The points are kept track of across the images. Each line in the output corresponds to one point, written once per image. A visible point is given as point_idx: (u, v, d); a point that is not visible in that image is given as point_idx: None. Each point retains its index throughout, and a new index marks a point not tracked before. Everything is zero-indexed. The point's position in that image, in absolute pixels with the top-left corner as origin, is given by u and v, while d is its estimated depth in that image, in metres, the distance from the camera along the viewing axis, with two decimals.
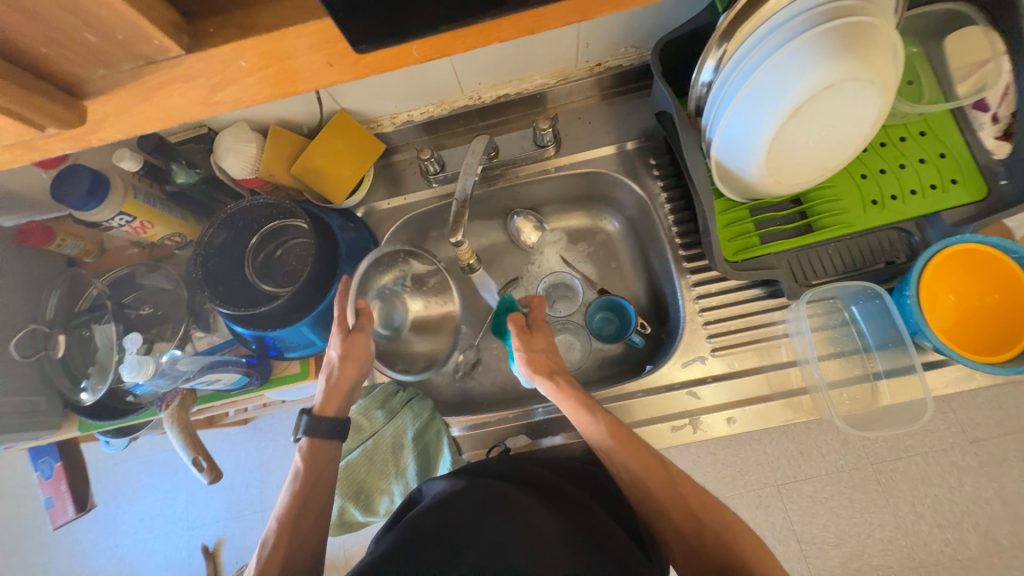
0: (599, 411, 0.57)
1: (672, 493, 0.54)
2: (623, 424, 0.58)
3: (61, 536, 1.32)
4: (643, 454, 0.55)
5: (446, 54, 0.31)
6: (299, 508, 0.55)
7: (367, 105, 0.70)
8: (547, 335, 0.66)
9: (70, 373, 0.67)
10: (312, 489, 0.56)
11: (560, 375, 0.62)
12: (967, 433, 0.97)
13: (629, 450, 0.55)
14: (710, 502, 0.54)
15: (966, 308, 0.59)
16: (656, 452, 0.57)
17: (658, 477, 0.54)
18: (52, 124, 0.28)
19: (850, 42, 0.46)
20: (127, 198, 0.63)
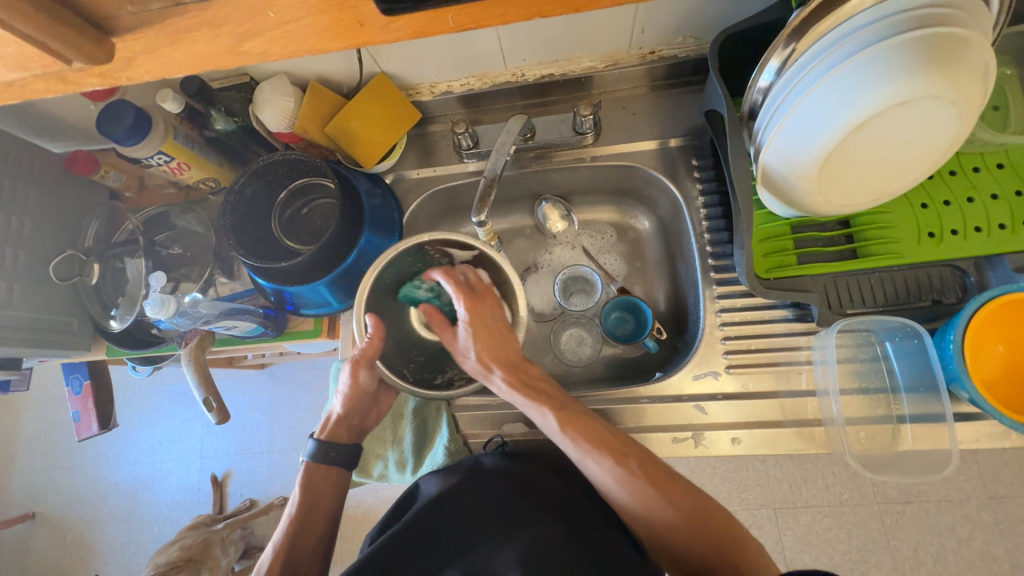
0: (552, 411, 0.55)
1: (636, 488, 0.51)
2: (581, 416, 0.56)
3: (86, 447, 1.43)
4: (600, 449, 0.53)
5: (482, 25, 0.30)
6: (301, 523, 0.60)
7: (407, 70, 0.68)
8: (488, 315, 0.60)
9: (102, 300, 0.71)
10: (304, 516, 0.61)
11: (505, 368, 0.58)
12: (989, 488, 0.91)
13: (587, 445, 0.53)
14: (690, 503, 0.51)
15: (1015, 361, 0.54)
16: (621, 444, 0.53)
17: (618, 474, 0.52)
18: (79, 60, 0.30)
19: (936, 56, 0.42)
20: (167, 139, 0.64)
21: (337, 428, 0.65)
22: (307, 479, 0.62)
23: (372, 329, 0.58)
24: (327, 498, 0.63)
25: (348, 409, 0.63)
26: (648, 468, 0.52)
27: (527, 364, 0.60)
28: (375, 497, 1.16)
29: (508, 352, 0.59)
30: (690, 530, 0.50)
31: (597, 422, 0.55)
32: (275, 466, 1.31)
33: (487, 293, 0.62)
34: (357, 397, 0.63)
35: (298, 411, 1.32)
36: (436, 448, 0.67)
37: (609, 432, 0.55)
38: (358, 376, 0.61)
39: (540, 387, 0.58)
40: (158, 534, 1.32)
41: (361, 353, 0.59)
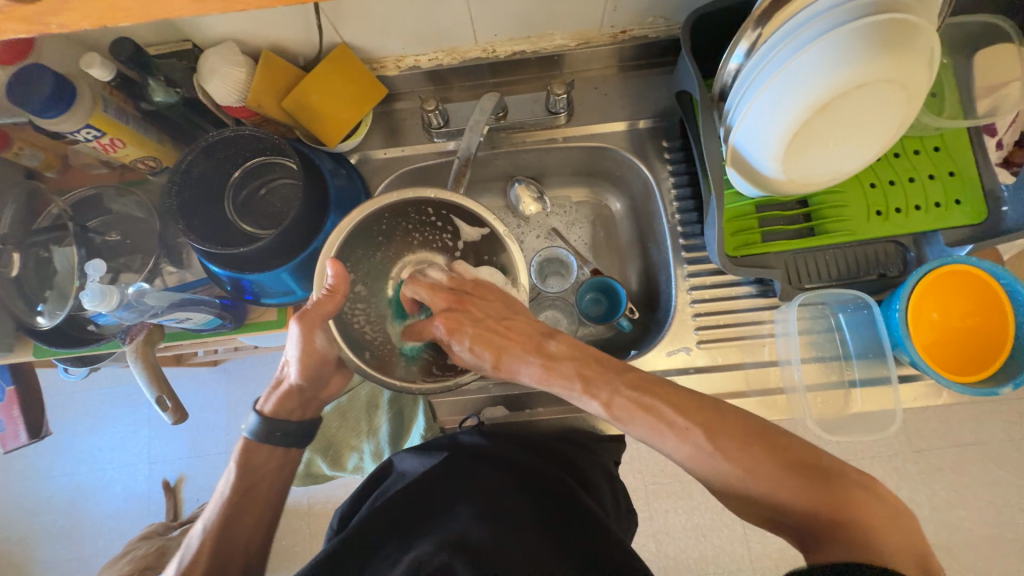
0: (591, 398, 0.52)
1: (706, 461, 0.47)
2: (634, 392, 0.50)
3: (12, 460, 1.28)
4: (661, 426, 0.48)
5: None
6: (230, 513, 0.57)
7: (371, 41, 0.64)
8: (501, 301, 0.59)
9: (25, 295, 0.63)
10: (243, 495, 0.58)
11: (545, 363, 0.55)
12: (913, 443, 1.02)
13: (647, 425, 0.49)
14: (777, 463, 0.45)
15: (948, 327, 0.60)
16: (681, 418, 0.48)
17: (686, 450, 0.48)
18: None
19: (892, 41, 0.44)
20: (96, 111, 0.57)
21: (284, 402, 0.60)
22: (246, 457, 0.59)
23: (336, 277, 0.53)
24: (269, 478, 0.60)
25: (304, 378, 0.58)
26: (716, 438, 0.47)
27: (547, 342, 0.56)
28: (345, 492, 1.13)
29: (529, 339, 0.57)
30: (784, 482, 0.45)
31: (649, 394, 0.50)
32: None
33: (474, 287, 0.62)
34: (313, 363, 0.57)
35: None
36: (412, 435, 0.67)
37: (662, 398, 0.49)
38: (311, 342, 0.54)
39: (562, 365, 0.54)
40: (104, 547, 1.22)
41: (314, 311, 0.53)
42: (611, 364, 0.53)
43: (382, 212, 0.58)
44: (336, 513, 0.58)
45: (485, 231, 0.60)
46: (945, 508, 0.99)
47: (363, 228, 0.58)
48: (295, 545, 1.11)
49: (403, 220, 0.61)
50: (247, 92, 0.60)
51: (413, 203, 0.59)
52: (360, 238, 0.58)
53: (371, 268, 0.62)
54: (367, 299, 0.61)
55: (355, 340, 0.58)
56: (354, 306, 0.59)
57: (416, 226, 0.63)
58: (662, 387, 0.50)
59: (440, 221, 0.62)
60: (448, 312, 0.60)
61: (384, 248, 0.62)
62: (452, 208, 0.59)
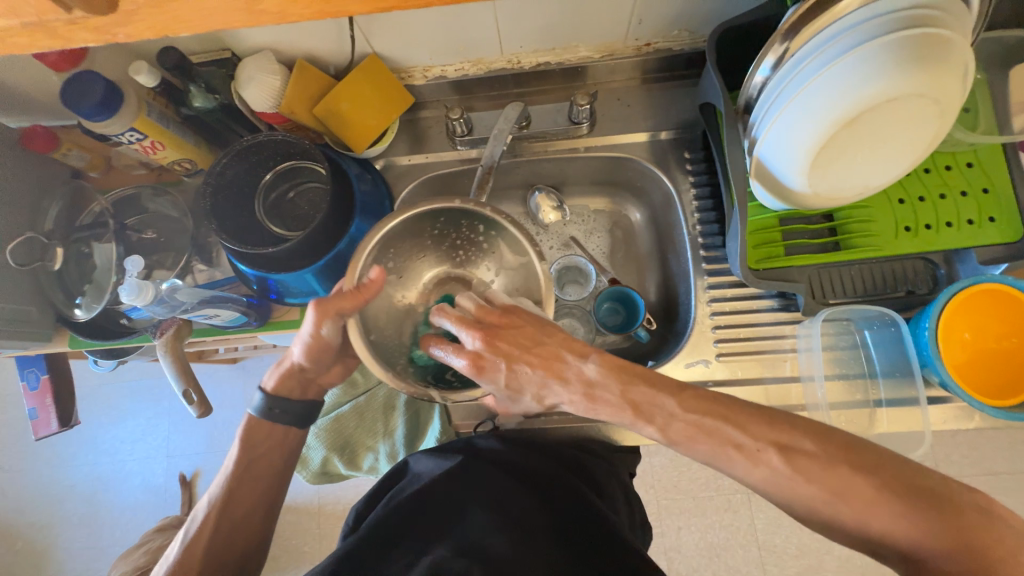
0: (650, 426, 0.47)
1: (788, 483, 0.42)
2: (692, 415, 0.46)
3: (40, 448, 1.33)
4: (724, 447, 0.44)
5: None
6: (237, 483, 0.59)
7: (400, 51, 0.66)
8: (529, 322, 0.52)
9: (65, 288, 0.66)
10: (246, 469, 0.59)
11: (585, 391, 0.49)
12: (941, 469, 0.97)
13: (710, 449, 0.45)
14: (875, 484, 0.41)
15: (981, 348, 0.58)
16: (749, 438, 0.44)
17: (759, 473, 0.43)
18: (79, 9, 0.27)
19: (924, 55, 0.44)
20: (140, 115, 0.60)
21: (287, 380, 0.60)
22: (249, 434, 0.60)
23: (371, 276, 0.53)
24: (273, 451, 0.61)
25: (309, 360, 0.58)
26: (795, 459, 0.43)
27: (586, 366, 0.49)
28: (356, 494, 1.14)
29: (564, 365, 0.50)
30: (879, 500, 0.40)
31: (715, 416, 0.45)
32: None
33: (504, 318, 0.52)
34: (316, 347, 0.56)
35: None
36: (427, 438, 0.69)
37: (722, 415, 0.45)
38: (321, 330, 0.54)
39: (605, 393, 0.48)
40: (122, 537, 1.25)
41: (332, 302, 0.52)
42: (663, 381, 0.48)
43: (430, 216, 0.59)
44: (353, 509, 0.58)
45: (523, 259, 0.60)
46: None
47: (406, 227, 0.59)
48: (306, 545, 1.12)
49: (443, 227, 0.62)
50: (281, 99, 0.63)
51: (461, 215, 0.60)
52: (400, 236, 0.60)
53: (405, 269, 0.63)
54: (392, 295, 0.61)
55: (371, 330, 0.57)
56: (380, 299, 0.60)
57: (454, 238, 0.64)
58: (720, 401, 0.46)
59: (484, 240, 0.63)
60: (479, 351, 0.50)
61: (420, 253, 0.64)
62: (496, 229, 0.60)
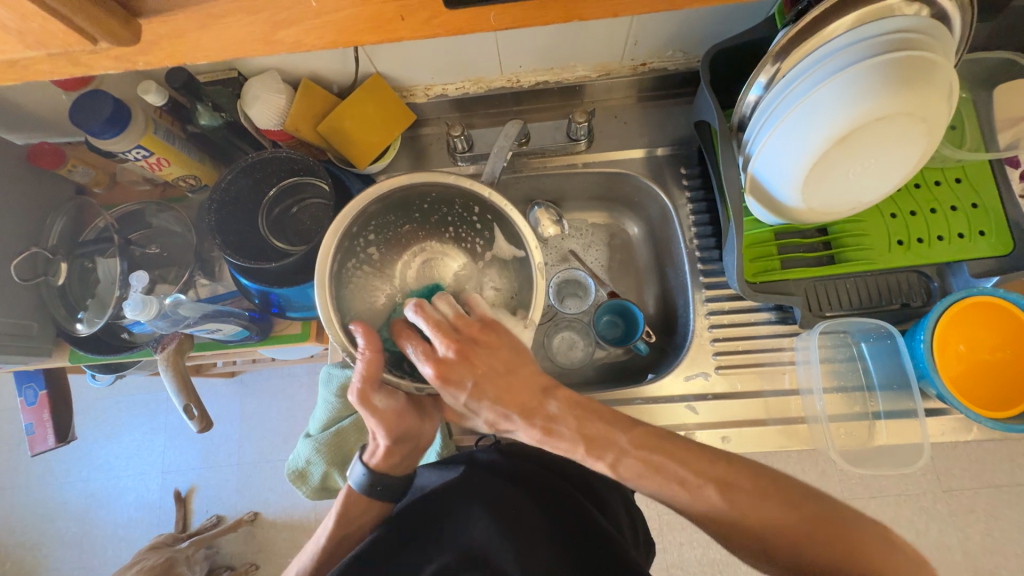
0: (601, 463, 0.48)
1: (722, 517, 0.45)
2: (642, 451, 0.48)
3: (33, 464, 1.31)
4: (670, 482, 0.47)
5: (522, 23, 0.32)
6: (330, 559, 0.56)
7: (403, 71, 0.68)
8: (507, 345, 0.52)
9: (68, 303, 0.66)
10: (339, 547, 0.56)
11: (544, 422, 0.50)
12: (942, 481, 0.97)
13: (657, 483, 0.47)
14: (796, 516, 0.44)
15: (975, 360, 0.58)
16: (692, 474, 0.47)
17: (700, 506, 0.46)
18: (103, 37, 0.29)
19: (911, 77, 0.45)
20: (147, 133, 0.61)
21: (390, 459, 0.56)
22: (346, 510, 0.57)
23: (363, 346, 0.49)
24: (370, 530, 0.57)
25: (396, 443, 0.55)
26: (733, 494, 0.45)
27: (551, 402, 0.51)
28: None
29: (530, 395, 0.51)
30: (801, 531, 0.43)
31: (660, 451, 0.48)
32: (246, 479, 1.24)
33: (481, 332, 0.52)
34: (393, 420, 0.54)
35: (271, 421, 1.26)
36: (429, 452, 0.68)
37: (671, 453, 0.48)
38: (372, 405, 0.52)
39: (562, 428, 0.49)
40: (114, 556, 1.23)
41: (362, 385, 0.50)
42: (619, 420, 0.50)
43: (431, 189, 0.58)
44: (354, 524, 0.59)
45: (517, 252, 0.58)
46: (979, 553, 0.94)
47: (405, 195, 0.58)
48: None
49: (439, 204, 0.61)
50: (285, 117, 0.64)
51: (463, 196, 0.59)
52: (395, 202, 0.58)
53: (393, 236, 0.62)
54: (372, 257, 0.60)
55: (342, 281, 0.56)
56: (359, 258, 0.59)
57: (449, 217, 0.62)
58: (670, 441, 0.48)
59: (479, 225, 0.61)
60: (450, 364, 0.50)
61: (411, 224, 0.62)
62: (496, 218, 0.59)
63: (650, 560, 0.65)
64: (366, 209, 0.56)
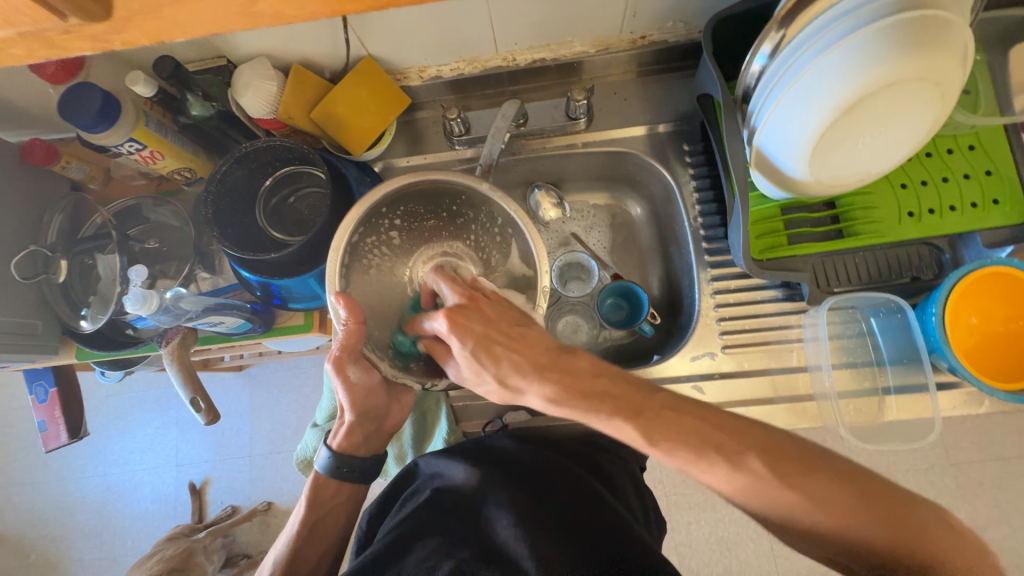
0: (627, 423, 0.44)
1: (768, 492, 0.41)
2: (682, 418, 0.44)
3: (50, 460, 1.34)
4: (705, 452, 0.42)
5: None
6: (304, 541, 0.61)
7: (395, 52, 0.66)
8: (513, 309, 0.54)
9: (70, 300, 0.66)
10: (312, 528, 0.61)
11: (561, 379, 0.47)
12: (950, 455, 0.97)
13: (687, 451, 0.43)
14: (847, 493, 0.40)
15: (987, 332, 0.57)
16: (730, 439, 0.43)
17: (736, 481, 0.42)
18: (73, 15, 0.27)
19: (923, 39, 0.44)
20: (138, 125, 0.60)
21: (351, 436, 0.61)
22: (316, 493, 0.62)
23: (345, 318, 0.50)
24: (338, 511, 0.63)
25: (360, 415, 0.59)
26: (775, 464, 0.41)
27: (569, 357, 0.49)
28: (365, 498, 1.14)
29: (544, 351, 0.49)
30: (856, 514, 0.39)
31: (689, 416, 0.44)
32: (258, 470, 1.26)
33: (491, 295, 0.55)
34: (360, 396, 0.57)
35: (280, 413, 1.28)
36: (435, 439, 0.68)
37: (703, 420, 0.44)
38: (346, 376, 0.55)
39: (581, 385, 0.47)
40: (134, 547, 1.26)
41: (342, 350, 0.52)
42: (640, 382, 0.48)
43: (461, 190, 0.57)
44: (364, 513, 0.58)
45: (529, 270, 0.58)
46: (988, 525, 0.94)
47: (436, 188, 0.58)
48: None
49: (465, 207, 0.60)
50: (277, 104, 0.63)
51: (489, 205, 0.58)
52: (424, 193, 0.58)
53: (416, 228, 0.61)
54: (392, 245, 0.60)
55: (354, 255, 0.55)
56: (378, 240, 0.58)
57: (472, 222, 0.61)
58: (700, 404, 0.46)
59: (500, 236, 0.60)
60: (458, 308, 0.51)
61: (434, 220, 0.61)
62: (516, 234, 0.57)
63: (660, 541, 0.65)
64: (396, 193, 0.56)
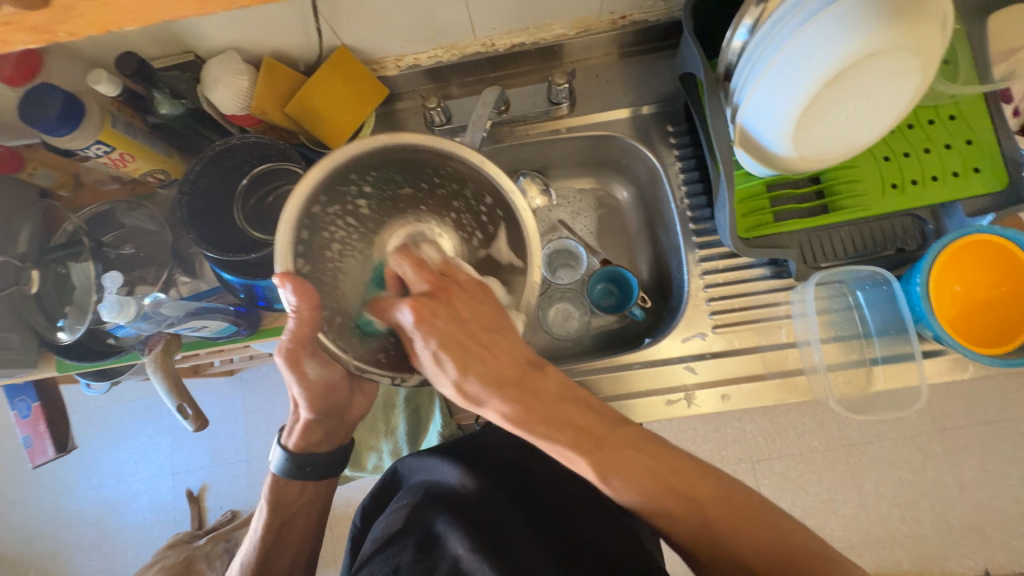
0: (583, 458, 0.46)
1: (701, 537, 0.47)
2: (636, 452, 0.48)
3: (40, 476, 1.31)
4: (659, 492, 0.47)
5: None
6: (270, 545, 0.61)
7: (370, 41, 0.64)
8: (491, 313, 0.50)
9: (46, 311, 0.64)
10: (278, 532, 0.61)
11: (530, 404, 0.47)
12: (937, 422, 0.99)
13: (639, 488, 0.47)
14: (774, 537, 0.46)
15: (971, 299, 0.58)
16: (686, 486, 0.48)
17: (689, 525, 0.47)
18: (9, 4, 0.26)
19: (902, 8, 0.43)
20: (104, 127, 0.58)
21: (309, 435, 0.60)
22: (278, 494, 0.61)
23: (295, 303, 0.46)
24: (303, 512, 0.63)
25: (318, 413, 0.58)
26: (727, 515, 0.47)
27: (534, 375, 0.49)
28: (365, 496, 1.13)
29: (515, 365, 0.48)
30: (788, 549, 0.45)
31: (646, 454, 0.48)
32: (255, 474, 1.25)
33: (466, 282, 0.51)
34: (320, 394, 0.56)
35: (274, 416, 1.26)
36: (431, 433, 0.70)
37: (658, 460, 0.48)
38: (303, 372, 0.53)
39: (547, 409, 0.47)
40: (133, 557, 1.25)
41: (294, 339, 0.48)
42: (603, 413, 0.50)
43: (449, 159, 0.52)
44: (359, 509, 0.58)
45: (520, 262, 0.53)
46: (974, 487, 0.97)
47: (416, 155, 0.52)
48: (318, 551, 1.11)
49: (449, 179, 0.53)
50: (250, 100, 0.60)
51: (477, 180, 0.53)
52: (402, 159, 0.51)
53: (389, 198, 0.53)
54: (360, 217, 0.52)
55: (313, 225, 0.48)
56: (345, 209, 0.51)
57: (455, 197, 0.55)
58: (660, 446, 0.49)
59: (487, 219, 0.55)
60: (425, 297, 0.49)
61: (412, 192, 0.54)
62: (507, 216, 0.54)
63: None
64: (366, 153, 0.50)
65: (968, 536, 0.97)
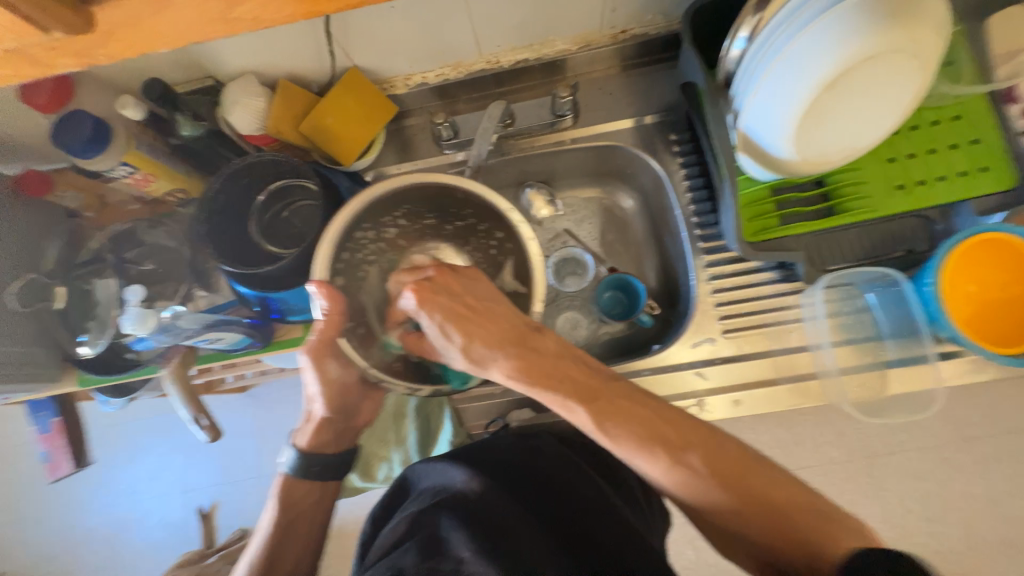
0: (581, 406, 0.49)
1: (701, 482, 0.45)
2: (635, 407, 0.49)
3: (57, 494, 1.33)
4: (652, 444, 0.47)
5: None
6: (279, 543, 0.61)
7: (380, 61, 0.67)
8: (481, 290, 0.56)
9: (69, 326, 0.66)
10: (286, 529, 0.61)
11: (533, 357, 0.52)
12: (962, 431, 0.95)
13: (635, 438, 0.47)
14: (763, 494, 0.44)
15: (984, 299, 0.58)
16: (676, 434, 0.47)
17: (678, 473, 0.46)
18: (59, 29, 0.28)
19: (897, 10, 0.44)
20: (129, 149, 0.61)
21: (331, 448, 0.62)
22: (287, 493, 0.62)
23: (325, 308, 0.52)
24: (310, 513, 0.63)
25: (331, 411, 0.60)
26: (711, 461, 0.46)
27: (537, 337, 0.54)
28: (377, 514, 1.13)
29: (511, 326, 0.54)
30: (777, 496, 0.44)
31: (642, 406, 0.49)
32: (265, 491, 1.25)
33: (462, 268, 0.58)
34: (336, 394, 0.59)
35: (285, 431, 1.27)
36: (440, 442, 0.71)
37: (658, 413, 0.49)
38: (324, 370, 0.57)
39: (545, 365, 0.52)
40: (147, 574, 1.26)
41: (319, 340, 0.54)
42: (600, 370, 0.53)
43: (470, 201, 0.57)
44: (368, 517, 0.59)
45: (524, 287, 0.58)
46: (1004, 499, 0.93)
47: (439, 193, 0.58)
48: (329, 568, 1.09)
49: (468, 219, 0.60)
50: (266, 119, 0.63)
51: (489, 218, 0.58)
52: (429, 198, 0.58)
53: (416, 228, 0.61)
54: (390, 242, 0.60)
55: (352, 246, 0.56)
56: (376, 233, 0.58)
57: (470, 231, 0.62)
58: (655, 398, 0.50)
59: (496, 249, 0.61)
60: (427, 281, 0.55)
61: (434, 224, 0.62)
62: (514, 248, 0.58)
63: (668, 529, 0.66)
64: (400, 189, 0.56)
65: (997, 550, 0.93)
